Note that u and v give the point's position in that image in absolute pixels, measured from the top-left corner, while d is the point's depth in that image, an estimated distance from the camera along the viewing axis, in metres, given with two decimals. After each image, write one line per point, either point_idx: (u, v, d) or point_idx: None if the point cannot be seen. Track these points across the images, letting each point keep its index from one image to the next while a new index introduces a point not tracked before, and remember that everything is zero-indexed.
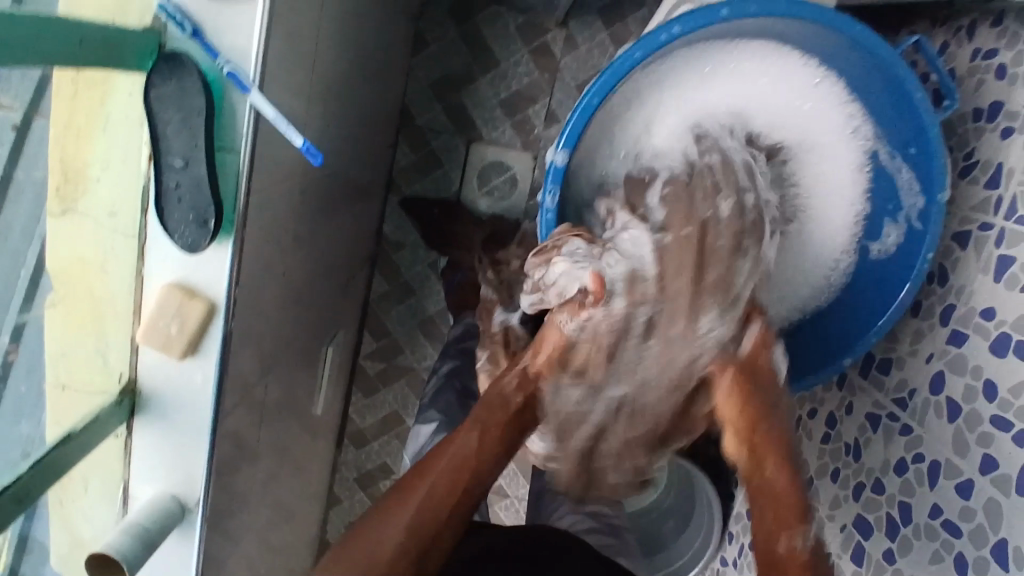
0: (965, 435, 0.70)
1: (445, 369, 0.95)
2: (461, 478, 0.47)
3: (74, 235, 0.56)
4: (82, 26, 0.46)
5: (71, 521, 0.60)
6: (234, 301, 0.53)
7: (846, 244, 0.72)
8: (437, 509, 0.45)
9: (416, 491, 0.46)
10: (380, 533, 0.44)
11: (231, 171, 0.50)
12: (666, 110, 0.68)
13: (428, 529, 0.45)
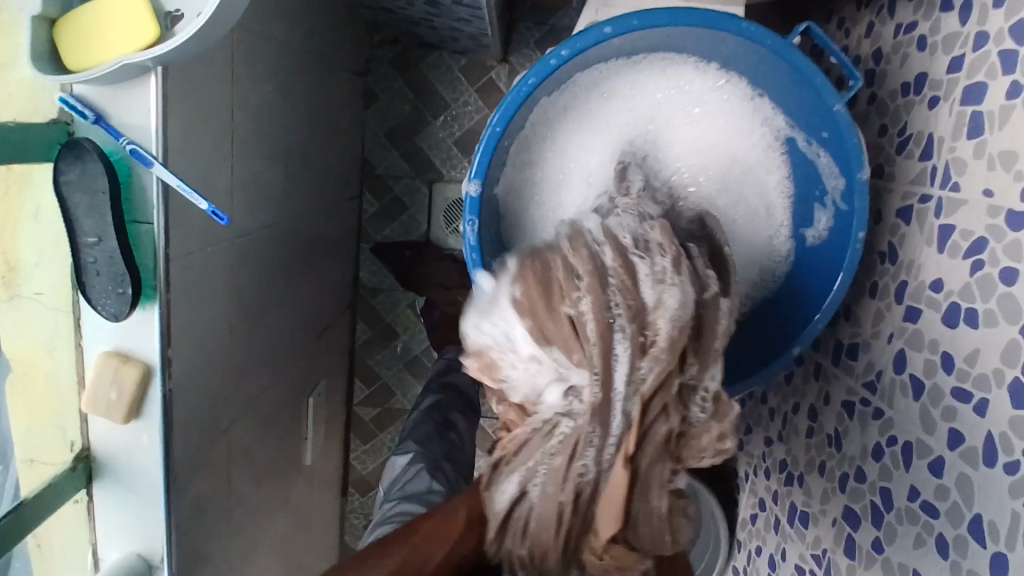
0: (931, 411, 0.68)
1: (426, 403, 0.93)
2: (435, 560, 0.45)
3: (24, 319, 0.59)
4: None
5: None
6: (168, 360, 0.56)
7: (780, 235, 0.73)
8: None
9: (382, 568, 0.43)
10: None
11: (147, 241, 0.53)
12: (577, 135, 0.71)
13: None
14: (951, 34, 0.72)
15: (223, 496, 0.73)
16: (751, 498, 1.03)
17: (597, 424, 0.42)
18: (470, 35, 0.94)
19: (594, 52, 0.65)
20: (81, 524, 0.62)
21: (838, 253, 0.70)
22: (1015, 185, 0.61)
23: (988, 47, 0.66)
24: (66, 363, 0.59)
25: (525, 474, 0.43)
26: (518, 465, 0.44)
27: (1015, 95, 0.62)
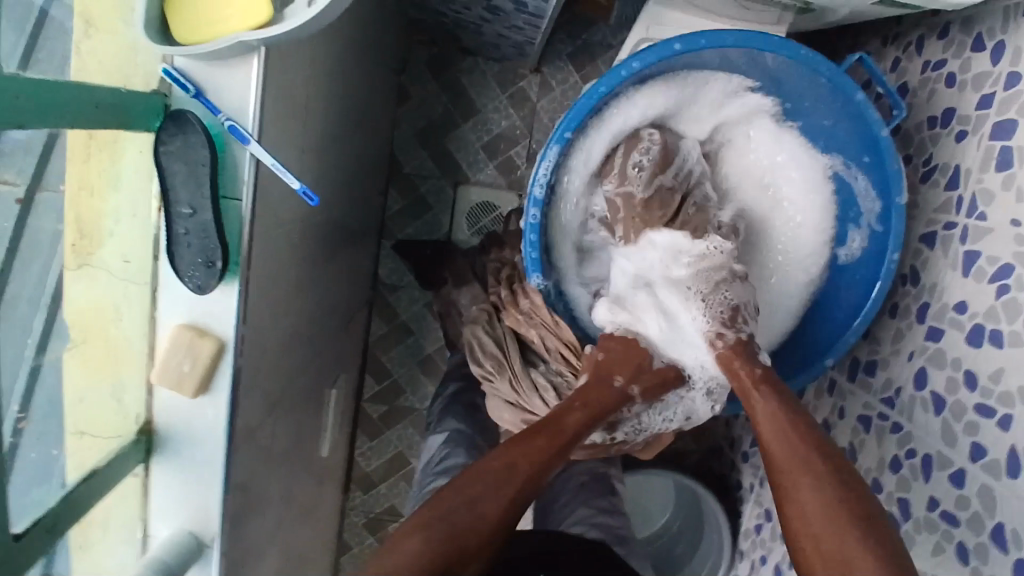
0: (953, 425, 0.73)
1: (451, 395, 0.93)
2: (511, 499, 0.52)
3: (91, 287, 0.58)
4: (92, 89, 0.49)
5: (94, 556, 0.61)
6: (241, 337, 0.57)
7: (819, 251, 0.80)
8: (497, 516, 0.51)
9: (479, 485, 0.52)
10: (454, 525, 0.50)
11: (234, 218, 0.54)
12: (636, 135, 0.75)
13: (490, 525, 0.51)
14: (982, 73, 0.77)
15: (261, 478, 0.73)
16: (757, 508, 1.07)
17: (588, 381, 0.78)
18: (517, 44, 0.97)
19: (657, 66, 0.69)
20: (133, 501, 0.61)
21: (874, 268, 0.75)
22: None
23: (1020, 87, 0.71)
24: (137, 332, 0.59)
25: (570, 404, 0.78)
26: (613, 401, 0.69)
27: None
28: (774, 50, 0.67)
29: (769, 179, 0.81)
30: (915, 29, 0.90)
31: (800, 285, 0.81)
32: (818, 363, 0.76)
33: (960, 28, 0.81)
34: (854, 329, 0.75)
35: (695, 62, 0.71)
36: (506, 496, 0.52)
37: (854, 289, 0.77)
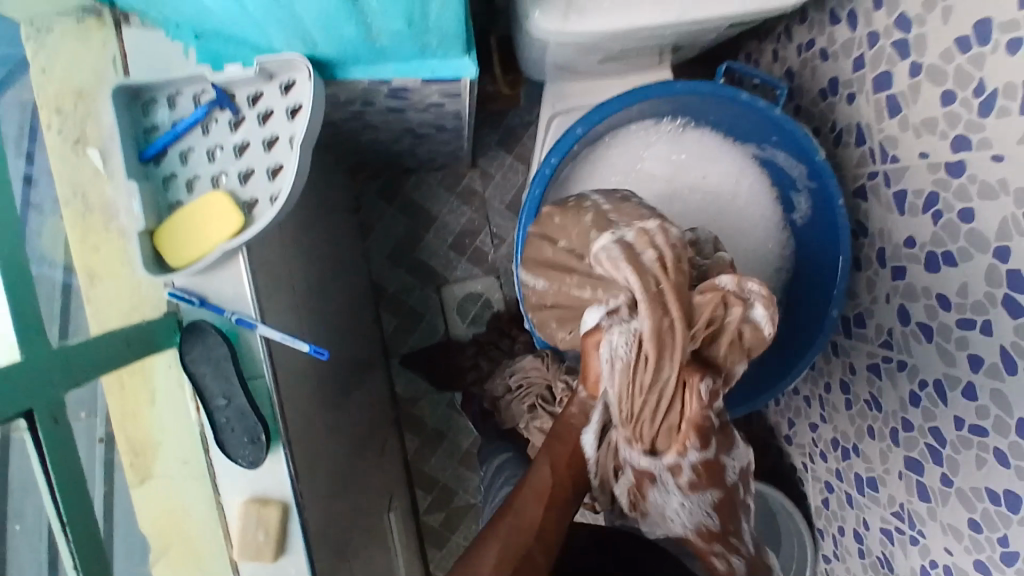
0: (947, 346, 0.78)
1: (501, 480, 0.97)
2: (526, 537, 0.54)
3: (156, 496, 0.64)
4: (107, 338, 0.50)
5: None
6: (299, 493, 0.63)
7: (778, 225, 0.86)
8: (523, 538, 0.54)
9: (502, 525, 0.54)
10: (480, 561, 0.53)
11: (264, 395, 0.61)
12: None
13: (518, 553, 0.53)
14: (846, 41, 0.86)
15: None
16: (817, 484, 1.10)
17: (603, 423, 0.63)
18: (449, 152, 1.06)
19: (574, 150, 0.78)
20: None
21: (827, 225, 0.81)
22: (944, 142, 0.74)
23: (881, 43, 0.80)
24: (210, 523, 0.64)
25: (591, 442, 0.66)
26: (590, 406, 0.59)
27: (917, 74, 0.76)
28: (651, 95, 0.75)
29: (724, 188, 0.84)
30: (779, 21, 1.00)
31: (773, 260, 0.87)
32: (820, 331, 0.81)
33: (814, 10, 0.91)
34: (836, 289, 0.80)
35: (604, 128, 0.80)
36: (522, 528, 0.54)
37: (819, 248, 0.83)
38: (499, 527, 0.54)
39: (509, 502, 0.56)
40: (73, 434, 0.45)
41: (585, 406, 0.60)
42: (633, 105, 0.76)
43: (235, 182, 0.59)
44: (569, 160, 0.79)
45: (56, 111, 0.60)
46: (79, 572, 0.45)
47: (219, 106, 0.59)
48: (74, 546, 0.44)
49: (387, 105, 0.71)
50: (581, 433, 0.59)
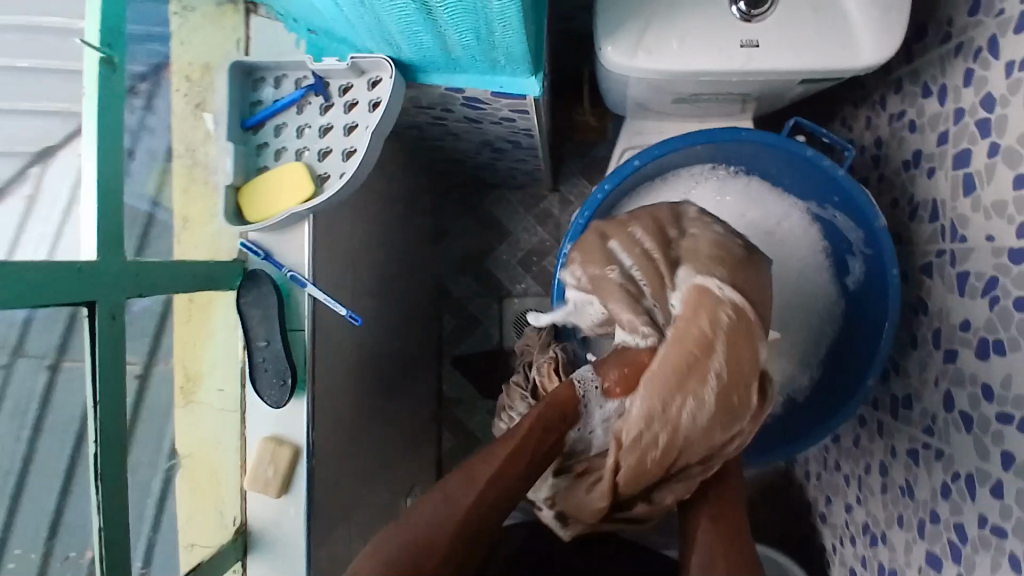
0: (983, 440, 0.76)
1: None
2: (482, 516, 0.55)
3: (195, 421, 0.74)
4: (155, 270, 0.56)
5: None
6: (313, 442, 0.71)
7: (826, 285, 0.87)
8: (478, 516, 0.55)
9: (463, 498, 0.55)
10: (435, 521, 0.53)
11: (300, 346, 0.69)
12: None
13: (472, 524, 0.54)
14: (934, 115, 0.85)
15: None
16: (843, 568, 1.06)
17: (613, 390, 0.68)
18: (527, 172, 1.12)
19: (629, 182, 0.81)
20: None
21: (878, 292, 0.80)
22: (1011, 227, 0.72)
23: (965, 121, 0.79)
24: (231, 451, 0.73)
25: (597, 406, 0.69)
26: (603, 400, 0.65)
27: (994, 155, 0.74)
28: (714, 137, 0.78)
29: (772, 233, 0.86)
30: (876, 89, 0.97)
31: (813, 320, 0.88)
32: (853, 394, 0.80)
33: (910, 80, 0.89)
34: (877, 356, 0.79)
35: (663, 166, 0.83)
36: (480, 503, 0.55)
37: (866, 314, 0.82)
38: (461, 498, 0.55)
39: (471, 464, 0.58)
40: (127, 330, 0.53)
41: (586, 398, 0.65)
42: (694, 147, 0.79)
43: (314, 157, 0.67)
44: (624, 192, 0.82)
45: (186, 79, 0.72)
46: (98, 443, 0.52)
47: (314, 92, 0.67)
48: (103, 420, 0.52)
49: (462, 114, 0.78)
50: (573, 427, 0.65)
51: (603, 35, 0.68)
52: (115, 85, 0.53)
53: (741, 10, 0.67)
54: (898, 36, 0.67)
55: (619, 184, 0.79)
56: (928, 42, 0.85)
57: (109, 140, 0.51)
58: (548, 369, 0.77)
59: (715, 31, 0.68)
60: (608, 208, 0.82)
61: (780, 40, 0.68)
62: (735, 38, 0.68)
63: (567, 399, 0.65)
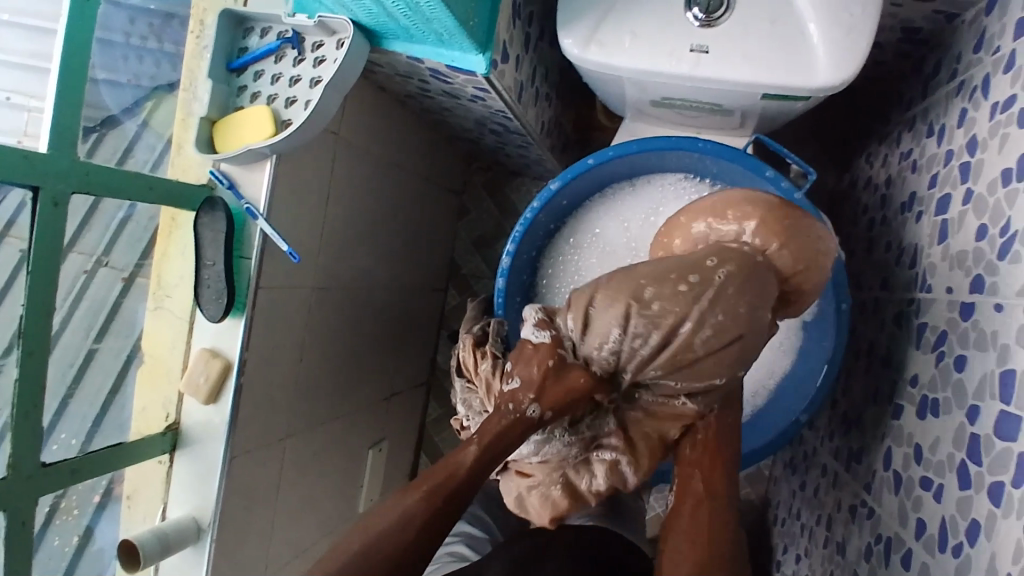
0: (906, 505, 0.69)
1: None
2: (413, 547, 0.46)
3: (160, 323, 0.82)
4: (91, 165, 0.64)
5: (132, 520, 0.83)
6: (244, 360, 0.78)
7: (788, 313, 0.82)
8: (409, 548, 0.46)
9: (407, 531, 0.46)
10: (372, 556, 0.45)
11: (244, 270, 0.77)
12: (610, 235, 0.85)
13: (399, 552, 0.46)
14: (931, 157, 0.81)
15: (269, 495, 0.89)
16: None
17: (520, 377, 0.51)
18: (537, 163, 1.15)
19: (588, 181, 0.83)
20: (160, 484, 0.81)
21: (827, 324, 0.78)
22: (967, 279, 0.66)
23: (952, 163, 0.74)
24: (178, 355, 0.81)
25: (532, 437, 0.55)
26: (524, 404, 0.50)
27: (967, 202, 0.69)
28: (674, 145, 0.78)
29: None
30: (896, 126, 0.94)
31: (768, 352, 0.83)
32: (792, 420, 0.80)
33: (921, 118, 0.86)
34: (820, 384, 0.78)
35: (628, 171, 0.83)
36: (424, 532, 0.47)
37: (811, 344, 0.80)
38: (405, 533, 0.46)
39: (407, 483, 0.49)
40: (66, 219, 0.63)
41: (499, 420, 0.51)
42: (655, 153, 0.79)
43: (281, 104, 0.75)
44: (584, 190, 0.83)
45: (200, 23, 0.80)
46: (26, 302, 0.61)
47: (290, 45, 0.75)
48: (32, 282, 0.61)
49: (440, 88, 0.84)
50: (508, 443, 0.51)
51: (561, 25, 0.72)
52: (87, 12, 0.63)
53: (699, 17, 0.68)
54: (858, 59, 0.66)
55: (570, 182, 0.81)
56: (941, 79, 0.81)
57: (73, 60, 0.62)
58: (470, 344, 0.69)
59: (666, 33, 0.69)
60: (565, 203, 0.83)
61: (730, 49, 0.68)
62: (684, 42, 0.69)
63: (507, 430, 0.50)
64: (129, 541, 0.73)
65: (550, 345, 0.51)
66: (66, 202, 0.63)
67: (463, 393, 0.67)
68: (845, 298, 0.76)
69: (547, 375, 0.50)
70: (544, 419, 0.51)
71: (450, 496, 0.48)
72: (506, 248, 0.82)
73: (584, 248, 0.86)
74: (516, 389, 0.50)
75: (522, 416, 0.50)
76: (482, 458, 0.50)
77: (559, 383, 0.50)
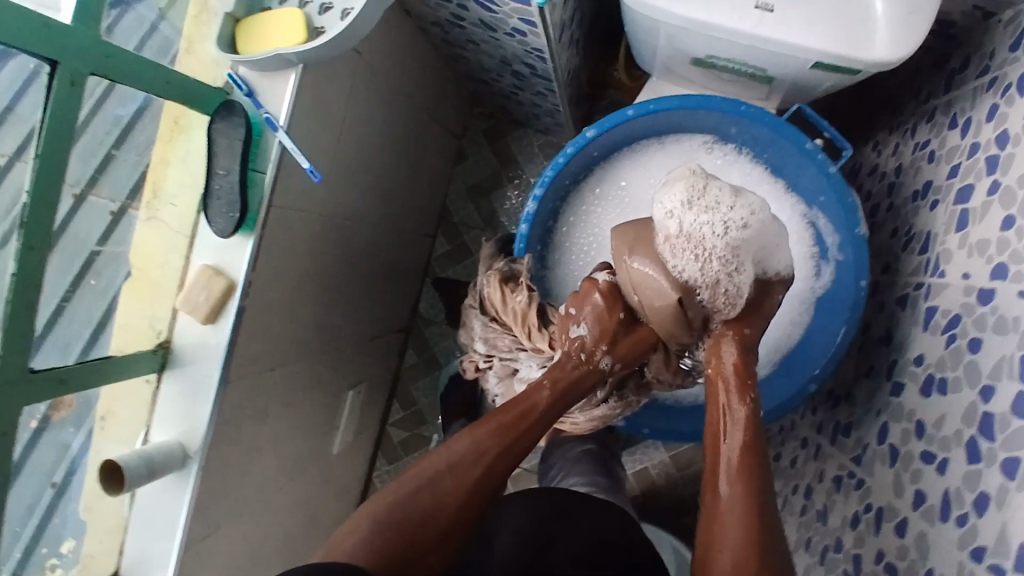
0: (902, 477, 0.72)
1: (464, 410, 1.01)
2: (471, 494, 0.54)
3: (152, 235, 0.76)
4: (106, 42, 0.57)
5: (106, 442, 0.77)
6: (249, 282, 0.73)
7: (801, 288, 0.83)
8: (465, 490, 0.54)
9: (470, 475, 0.55)
10: (437, 494, 0.53)
11: (258, 186, 0.72)
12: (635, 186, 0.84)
13: (458, 493, 0.54)
14: (953, 147, 0.83)
15: (252, 425, 0.85)
16: None
17: (596, 329, 0.66)
18: (548, 114, 1.12)
19: (622, 133, 0.80)
20: (143, 406, 0.76)
21: (841, 299, 0.79)
22: (988, 267, 0.68)
23: (978, 155, 0.76)
24: (172, 270, 0.75)
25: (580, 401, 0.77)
26: (597, 354, 0.66)
27: (994, 193, 0.71)
28: (715, 105, 0.76)
29: None
30: (911, 117, 0.96)
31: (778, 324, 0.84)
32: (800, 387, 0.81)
33: (943, 110, 0.88)
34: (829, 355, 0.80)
35: (664, 127, 0.81)
36: (481, 480, 0.55)
37: (822, 315, 0.82)
38: (465, 476, 0.54)
39: (452, 435, 0.57)
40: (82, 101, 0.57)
41: (576, 367, 0.65)
42: (695, 112, 0.77)
43: (315, 11, 0.71)
44: (616, 141, 0.81)
45: None
46: (31, 187, 0.55)
47: None
48: (41, 165, 0.55)
49: (478, 16, 0.80)
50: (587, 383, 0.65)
51: None
52: None
53: None
54: (918, 36, 0.66)
55: (606, 132, 0.79)
56: (969, 74, 0.84)
57: None
58: (495, 280, 0.79)
59: None
60: (595, 154, 0.82)
61: (792, 10, 0.67)
62: None
63: (585, 377, 0.65)
64: (113, 461, 0.68)
65: (613, 302, 0.67)
66: (83, 83, 0.57)
67: (485, 331, 0.81)
68: (863, 276, 0.77)
69: (613, 332, 0.66)
70: (613, 368, 0.67)
71: (518, 434, 0.58)
72: (532, 193, 0.80)
73: (606, 198, 0.84)
74: (591, 339, 0.66)
75: (595, 366, 0.65)
76: (552, 402, 0.62)
77: (620, 335, 0.66)
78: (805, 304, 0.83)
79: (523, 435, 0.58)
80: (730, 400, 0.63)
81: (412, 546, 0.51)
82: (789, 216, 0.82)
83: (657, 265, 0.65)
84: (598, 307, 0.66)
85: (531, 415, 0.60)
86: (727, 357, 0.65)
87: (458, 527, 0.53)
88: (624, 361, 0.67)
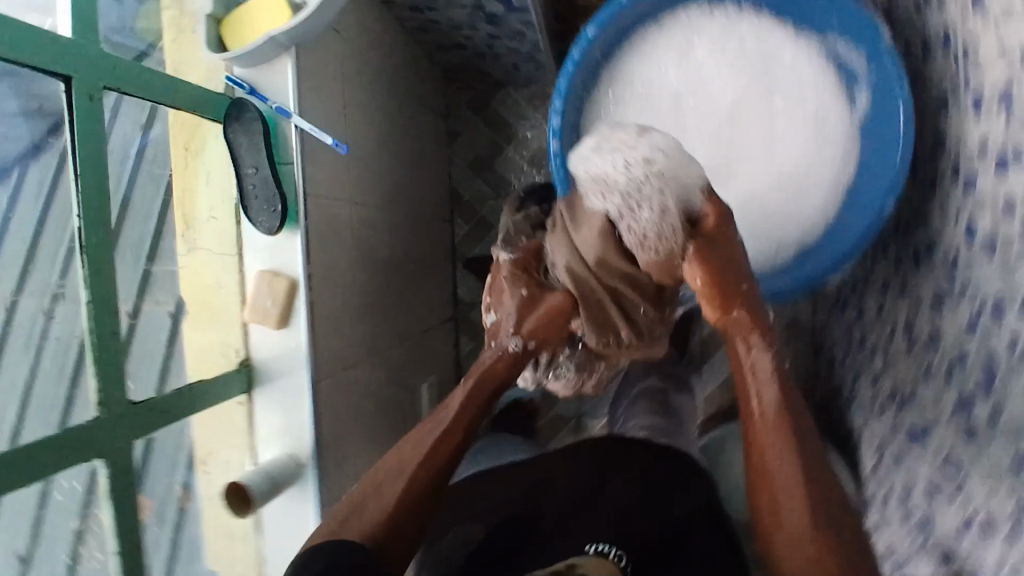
0: (1008, 258, 0.69)
1: None
2: (416, 480, 0.58)
3: (199, 263, 0.75)
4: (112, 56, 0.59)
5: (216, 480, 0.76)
6: (309, 274, 0.71)
7: (844, 116, 0.79)
8: (404, 471, 0.58)
9: (408, 461, 0.58)
10: (376, 482, 0.58)
11: (289, 177, 0.71)
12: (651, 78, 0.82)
13: (377, 478, 0.58)
14: None
15: (352, 432, 0.83)
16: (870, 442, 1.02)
17: (512, 312, 0.62)
18: (527, 58, 1.10)
19: (621, 27, 0.80)
20: (241, 431, 0.75)
21: (889, 111, 0.75)
22: None
23: None
24: (231, 289, 0.75)
25: (554, 377, 0.71)
26: (503, 338, 0.63)
27: None
28: None
29: (773, 70, 0.80)
30: None
31: (831, 161, 0.80)
32: (874, 212, 0.77)
33: None
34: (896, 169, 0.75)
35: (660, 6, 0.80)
36: (428, 455, 0.59)
37: (875, 135, 0.77)
38: (398, 467, 0.58)
39: (424, 418, 0.62)
40: (100, 115, 0.58)
41: (490, 363, 0.63)
42: None
43: None
44: (618, 37, 0.81)
45: None
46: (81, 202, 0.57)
47: None
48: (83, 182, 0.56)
49: None
50: (507, 369, 0.63)
51: None
52: None
53: None
54: None
55: (604, 27, 0.79)
56: None
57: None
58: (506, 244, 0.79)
59: None
60: (602, 55, 0.82)
61: None
62: None
63: (489, 372, 0.63)
64: (235, 481, 0.66)
65: (524, 276, 0.63)
66: (100, 98, 0.58)
67: None
68: (902, 79, 0.73)
69: (520, 311, 0.62)
70: (526, 348, 0.63)
71: (444, 436, 0.60)
72: (552, 108, 0.81)
73: (621, 103, 0.82)
74: (501, 322, 0.64)
75: (506, 351, 0.63)
76: (493, 380, 0.64)
77: (537, 310, 0.61)
78: (851, 132, 0.79)
79: (468, 415, 0.62)
80: (759, 381, 0.55)
81: (339, 522, 0.56)
82: (806, 53, 0.79)
83: (575, 221, 0.57)
84: (510, 287, 0.63)
85: (463, 415, 0.62)
86: (736, 320, 0.56)
87: (425, 501, 0.57)
88: (537, 337, 0.62)
